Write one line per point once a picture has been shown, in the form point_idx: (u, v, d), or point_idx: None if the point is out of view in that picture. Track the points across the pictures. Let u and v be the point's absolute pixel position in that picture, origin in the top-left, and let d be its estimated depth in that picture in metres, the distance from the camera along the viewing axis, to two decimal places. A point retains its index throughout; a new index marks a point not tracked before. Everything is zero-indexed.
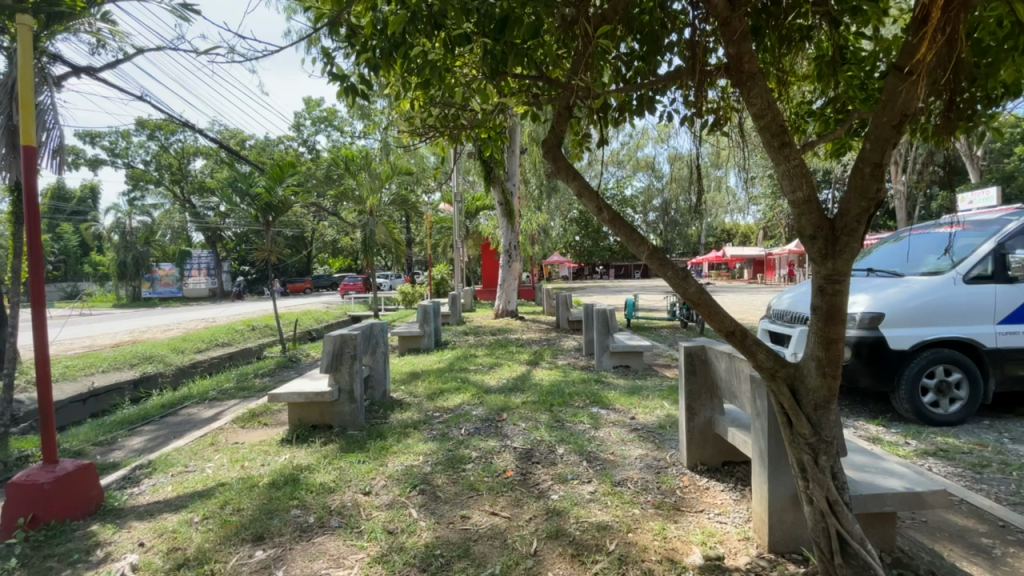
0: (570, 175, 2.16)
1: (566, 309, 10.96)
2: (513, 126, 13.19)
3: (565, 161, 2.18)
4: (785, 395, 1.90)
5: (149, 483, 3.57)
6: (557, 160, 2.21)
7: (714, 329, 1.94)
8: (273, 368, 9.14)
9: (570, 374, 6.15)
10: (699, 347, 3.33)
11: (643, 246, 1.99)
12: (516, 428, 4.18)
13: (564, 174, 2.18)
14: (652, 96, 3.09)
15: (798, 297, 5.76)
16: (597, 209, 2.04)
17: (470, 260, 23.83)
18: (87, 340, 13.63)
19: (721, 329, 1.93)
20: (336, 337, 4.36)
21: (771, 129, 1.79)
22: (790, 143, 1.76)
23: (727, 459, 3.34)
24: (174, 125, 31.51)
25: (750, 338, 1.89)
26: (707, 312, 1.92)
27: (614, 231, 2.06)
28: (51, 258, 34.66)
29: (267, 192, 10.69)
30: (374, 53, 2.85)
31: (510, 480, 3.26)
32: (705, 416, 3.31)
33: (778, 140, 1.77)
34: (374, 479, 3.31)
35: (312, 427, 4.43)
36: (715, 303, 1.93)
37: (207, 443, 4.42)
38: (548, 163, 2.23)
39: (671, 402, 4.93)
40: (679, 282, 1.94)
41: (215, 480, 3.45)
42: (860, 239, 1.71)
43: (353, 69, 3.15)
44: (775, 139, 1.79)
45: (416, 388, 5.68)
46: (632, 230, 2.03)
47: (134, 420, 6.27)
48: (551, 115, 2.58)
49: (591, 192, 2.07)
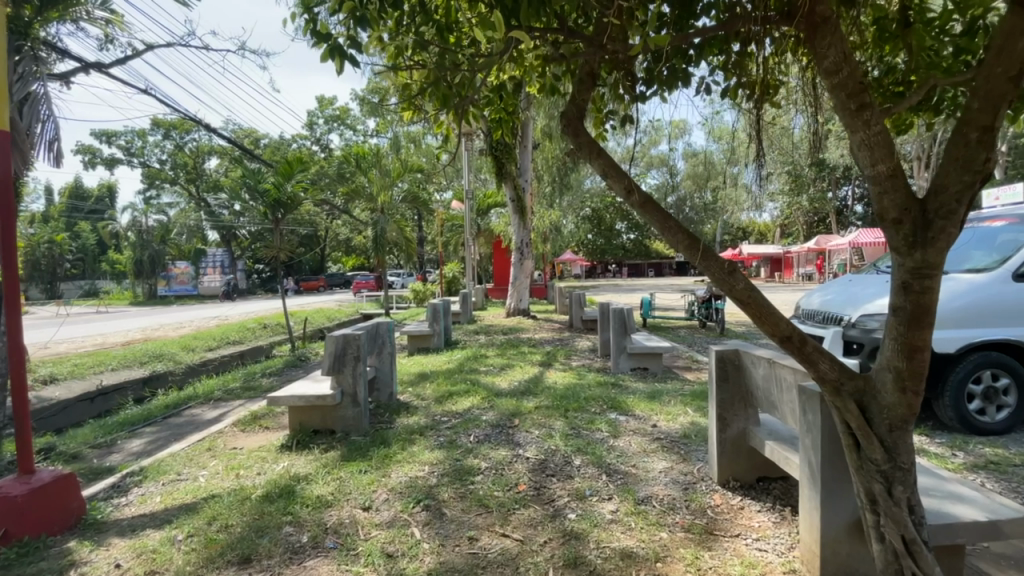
0: (593, 153, 1.87)
1: (580, 308, 10.66)
2: (525, 120, 12.91)
3: (588, 136, 1.89)
4: (854, 413, 1.58)
5: (137, 494, 3.39)
6: (576, 132, 1.93)
7: (764, 333, 1.63)
8: (281, 368, 9.00)
9: (586, 377, 5.85)
10: (731, 351, 3.02)
11: (681, 234, 1.69)
12: (529, 436, 3.90)
13: (586, 152, 1.89)
14: (686, 65, 2.75)
15: (828, 297, 5.44)
16: (627, 191, 1.74)
17: (482, 258, 23.59)
18: (99, 337, 13.68)
19: (774, 334, 1.62)
20: (340, 337, 4.12)
21: (848, 89, 1.55)
22: (871, 106, 1.51)
23: (763, 474, 3.03)
24: (189, 124, 31.81)
25: (810, 345, 1.58)
26: (758, 313, 1.61)
27: (642, 217, 1.77)
28: (71, 257, 35.26)
29: (275, 187, 10.52)
30: (361, 2, 2.59)
31: (523, 495, 2.99)
32: (738, 427, 3.00)
33: (856, 102, 1.52)
34: (376, 492, 3.05)
35: (314, 432, 4.18)
36: (765, 300, 1.62)
37: (204, 448, 4.22)
38: (568, 138, 1.94)
39: (695, 409, 4.62)
40: (725, 277, 1.63)
41: (207, 491, 3.23)
42: (958, 223, 1.43)
43: (343, 30, 2.83)
44: (853, 100, 1.54)
45: (423, 390, 5.42)
46: (667, 216, 1.73)
47: (136, 421, 6.13)
48: (574, 84, 2.29)
49: (619, 170, 1.78)
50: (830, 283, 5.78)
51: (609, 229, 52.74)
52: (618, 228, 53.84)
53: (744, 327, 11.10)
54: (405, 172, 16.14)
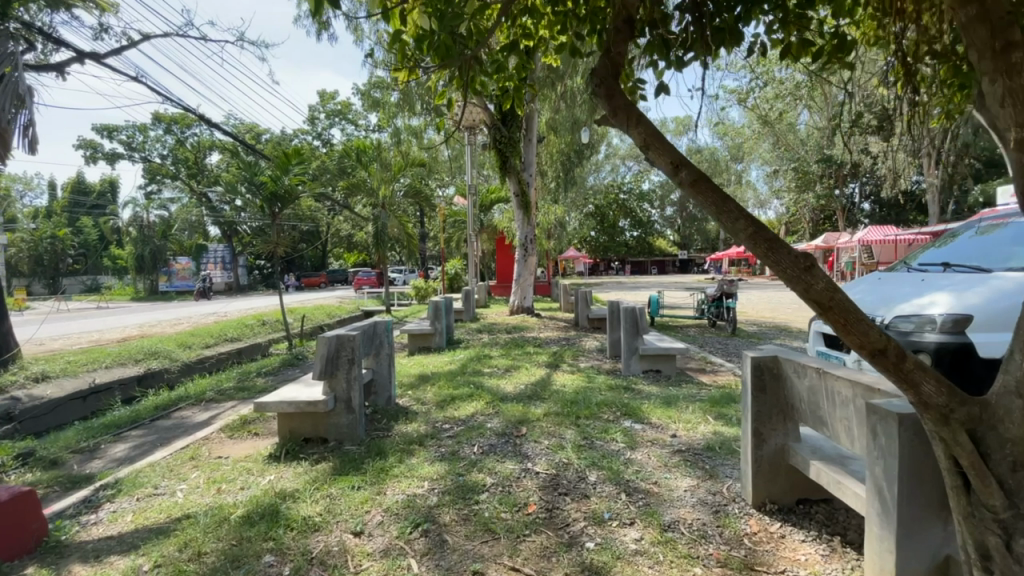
0: (632, 119, 1.54)
1: (586, 306, 10.34)
2: (529, 112, 12.56)
3: (626, 100, 1.58)
4: (965, 448, 1.25)
5: (109, 510, 3.11)
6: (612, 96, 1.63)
7: (848, 346, 1.31)
8: (278, 366, 8.70)
9: (596, 379, 5.52)
10: (769, 358, 2.68)
11: (744, 218, 1.36)
12: (538, 447, 3.57)
13: (624, 119, 1.57)
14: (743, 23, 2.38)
15: (858, 296, 5.08)
16: (676, 164, 1.42)
17: (484, 255, 23.28)
18: (95, 334, 13.47)
19: (863, 346, 1.30)
20: (332, 337, 3.80)
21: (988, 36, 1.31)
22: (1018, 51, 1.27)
23: (804, 496, 2.71)
24: (190, 119, 31.61)
25: (907, 359, 1.27)
26: (843, 320, 1.29)
27: (693, 198, 1.44)
28: (73, 253, 35.24)
29: (273, 180, 10.20)
30: None
31: (533, 518, 2.66)
32: (776, 444, 2.68)
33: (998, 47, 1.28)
34: (370, 512, 2.73)
35: (305, 441, 3.86)
36: (851, 302, 1.30)
37: (186, 457, 3.91)
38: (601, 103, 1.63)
39: (715, 417, 4.29)
40: (802, 273, 1.30)
41: (183, 509, 2.93)
42: None
43: None
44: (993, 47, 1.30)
45: (424, 394, 5.09)
46: (724, 198, 1.40)
47: (123, 424, 5.84)
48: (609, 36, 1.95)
49: (664, 139, 1.47)
50: (859, 280, 5.41)
51: (613, 226, 52.44)
52: (621, 225, 53.56)
53: (757, 327, 10.74)
54: (406, 166, 15.83)
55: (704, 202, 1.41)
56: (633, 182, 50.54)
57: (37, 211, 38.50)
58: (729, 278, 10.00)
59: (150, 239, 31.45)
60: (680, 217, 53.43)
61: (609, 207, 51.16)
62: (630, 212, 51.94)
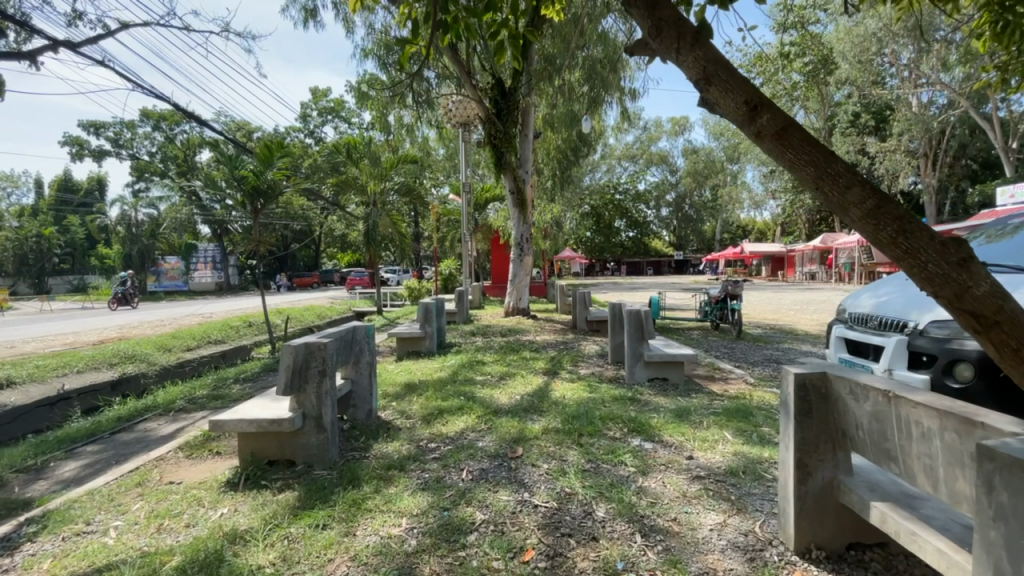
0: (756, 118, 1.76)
1: (585, 308, 9.89)
2: (525, 105, 12.15)
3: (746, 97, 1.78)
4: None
5: (27, 554, 2.63)
6: (722, 74, 1.83)
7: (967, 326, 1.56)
8: (258, 372, 8.18)
9: (599, 389, 5.06)
10: (817, 374, 2.23)
11: (868, 212, 1.61)
12: (536, 472, 3.11)
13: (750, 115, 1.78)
14: None
15: (885, 299, 4.68)
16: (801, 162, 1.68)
17: (480, 255, 22.78)
18: (71, 336, 12.85)
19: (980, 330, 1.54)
20: (301, 345, 3.28)
21: None
22: None
23: (855, 539, 2.27)
24: (179, 116, 30.89)
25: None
26: (966, 306, 1.52)
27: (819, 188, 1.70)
28: (58, 252, 34.39)
29: (255, 174, 9.65)
30: None
31: (532, 569, 2.20)
32: (823, 478, 2.25)
33: None
34: (334, 562, 2.27)
35: (269, 463, 3.39)
36: (970, 286, 1.52)
37: (132, 483, 3.44)
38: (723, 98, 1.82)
39: (733, 434, 3.85)
40: (920, 268, 1.55)
41: (111, 556, 2.46)
42: None
43: None
44: None
45: (410, 406, 4.61)
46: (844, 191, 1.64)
47: (79, 438, 5.33)
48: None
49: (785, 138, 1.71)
50: (885, 281, 5.03)
51: (608, 227, 52.06)
52: (617, 225, 53.23)
53: (762, 330, 10.34)
54: (398, 163, 15.33)
55: (799, 155, 1.69)
56: (629, 182, 50.22)
57: (21, 208, 37.67)
58: (733, 279, 9.56)
59: (138, 238, 30.81)
60: (676, 217, 53.20)
61: (605, 207, 50.87)
62: (625, 212, 51.56)
